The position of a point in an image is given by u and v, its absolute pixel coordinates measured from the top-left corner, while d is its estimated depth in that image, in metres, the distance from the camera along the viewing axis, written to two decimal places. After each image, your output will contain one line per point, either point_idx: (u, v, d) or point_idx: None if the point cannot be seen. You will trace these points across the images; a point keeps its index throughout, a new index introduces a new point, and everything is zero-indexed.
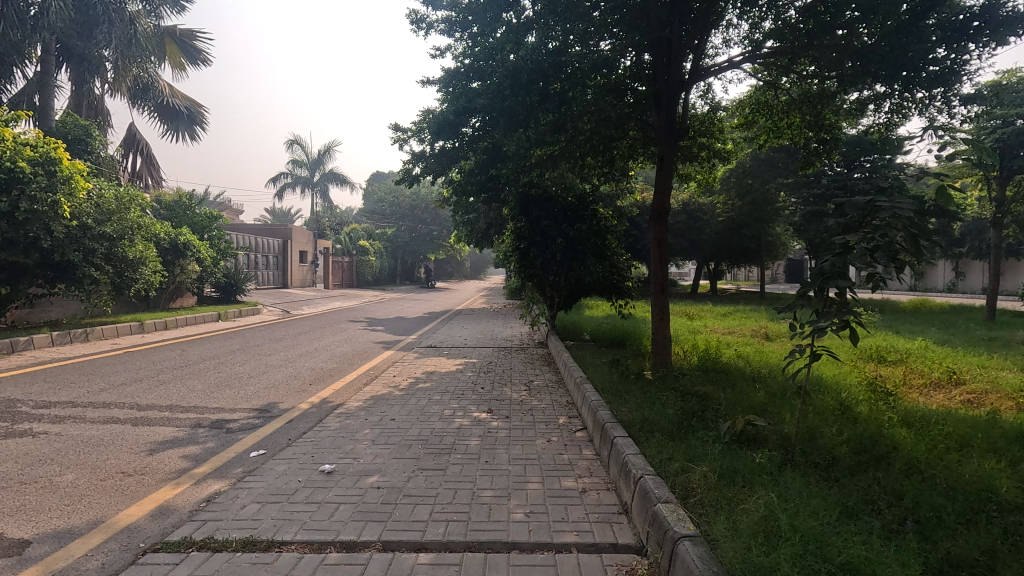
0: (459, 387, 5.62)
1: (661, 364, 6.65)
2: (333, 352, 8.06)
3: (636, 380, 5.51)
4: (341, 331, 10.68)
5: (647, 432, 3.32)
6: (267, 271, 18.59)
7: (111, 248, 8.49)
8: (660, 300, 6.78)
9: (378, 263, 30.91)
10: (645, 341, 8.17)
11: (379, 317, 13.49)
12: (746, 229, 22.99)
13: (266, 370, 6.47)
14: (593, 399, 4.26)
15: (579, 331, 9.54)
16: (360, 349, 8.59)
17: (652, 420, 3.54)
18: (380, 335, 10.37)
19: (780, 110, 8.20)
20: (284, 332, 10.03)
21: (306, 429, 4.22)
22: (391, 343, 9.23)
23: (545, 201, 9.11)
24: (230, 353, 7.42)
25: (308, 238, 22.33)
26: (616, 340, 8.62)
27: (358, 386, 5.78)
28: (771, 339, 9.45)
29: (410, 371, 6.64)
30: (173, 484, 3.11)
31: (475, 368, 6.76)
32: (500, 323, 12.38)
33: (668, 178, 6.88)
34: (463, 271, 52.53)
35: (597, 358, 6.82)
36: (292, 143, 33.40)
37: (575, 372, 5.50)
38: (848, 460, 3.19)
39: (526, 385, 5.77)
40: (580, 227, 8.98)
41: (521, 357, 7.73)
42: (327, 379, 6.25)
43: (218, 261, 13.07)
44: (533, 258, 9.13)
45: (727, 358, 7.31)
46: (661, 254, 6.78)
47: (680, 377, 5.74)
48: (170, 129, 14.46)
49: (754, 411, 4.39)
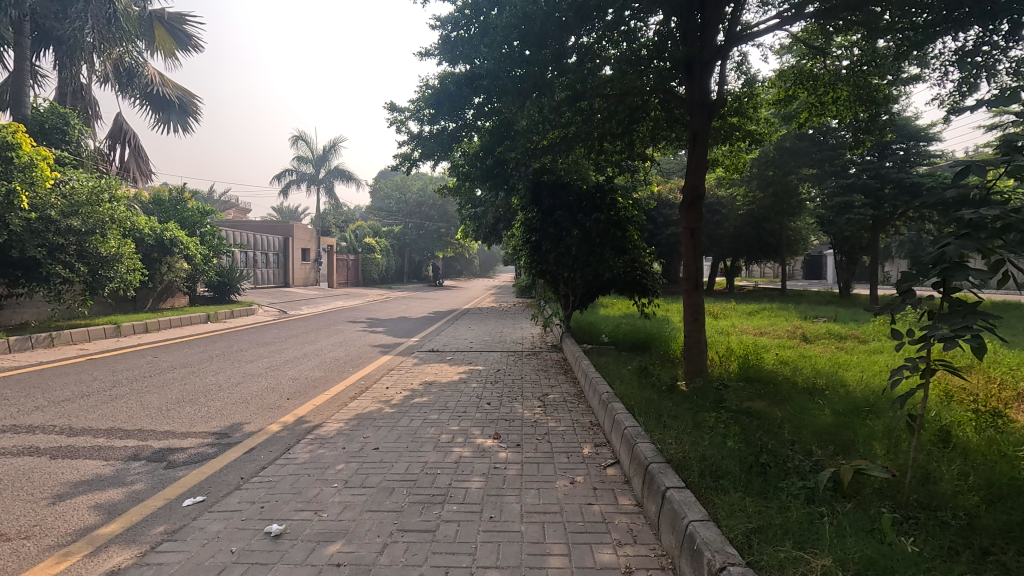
0: (461, 403, 4.76)
1: (695, 372, 5.76)
2: (323, 358, 7.23)
3: (673, 395, 4.62)
4: (338, 334, 9.86)
5: (715, 483, 2.44)
6: (267, 270, 17.87)
7: (81, 244, 7.75)
8: (695, 297, 5.86)
9: (384, 261, 30.18)
10: (673, 345, 7.26)
11: (381, 318, 12.67)
12: (767, 223, 21.92)
13: (242, 381, 5.65)
14: (627, 424, 3.37)
15: (597, 331, 8.68)
16: (355, 354, 7.75)
17: (716, 462, 2.66)
18: (379, 338, 9.55)
19: (826, 82, 7.20)
20: (275, 335, 9.24)
21: (266, 463, 3.38)
22: (390, 347, 8.41)
23: (558, 188, 8.23)
24: (206, 360, 6.61)
25: (310, 235, 21.61)
26: (640, 344, 7.75)
27: (343, 402, 4.94)
28: (811, 341, 8.52)
29: (406, 382, 5.78)
30: (60, 555, 2.27)
31: (481, 378, 5.88)
32: (510, 324, 11.49)
33: (703, 157, 5.91)
34: (472, 269, 51.73)
35: (621, 364, 5.94)
36: (297, 139, 32.83)
37: (598, 384, 4.62)
38: (1000, 521, 2.28)
39: (540, 399, 4.90)
40: (598, 216, 8.03)
41: (534, 363, 6.86)
42: (310, 391, 5.42)
43: (210, 258, 12.32)
44: (546, 253, 8.25)
45: (770, 364, 6.40)
46: (694, 245, 5.88)
47: (724, 390, 4.84)
48: (161, 119, 13.75)
49: (831, 439, 3.48)
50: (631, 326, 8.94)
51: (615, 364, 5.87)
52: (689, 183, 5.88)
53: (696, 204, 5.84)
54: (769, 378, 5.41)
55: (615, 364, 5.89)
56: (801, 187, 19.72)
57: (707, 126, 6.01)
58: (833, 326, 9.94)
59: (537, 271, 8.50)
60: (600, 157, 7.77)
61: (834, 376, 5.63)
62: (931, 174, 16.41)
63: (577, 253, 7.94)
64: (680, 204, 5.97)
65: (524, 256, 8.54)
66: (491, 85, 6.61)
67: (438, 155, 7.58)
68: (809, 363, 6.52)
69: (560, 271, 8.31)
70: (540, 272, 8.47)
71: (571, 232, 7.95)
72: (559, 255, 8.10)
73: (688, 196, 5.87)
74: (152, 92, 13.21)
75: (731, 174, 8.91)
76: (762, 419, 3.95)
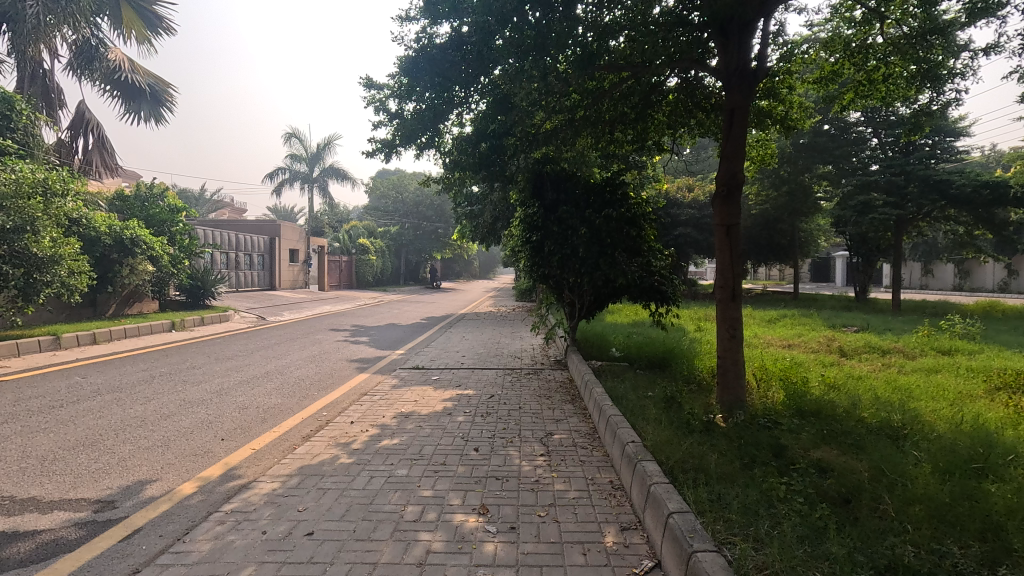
0: (441, 450, 3.69)
1: (731, 403, 4.72)
2: (287, 378, 6.16)
3: (713, 442, 3.57)
4: (315, 345, 8.78)
5: None
6: (250, 272, 16.82)
7: (11, 244, 6.72)
8: (731, 310, 4.79)
9: (379, 263, 29.17)
10: (699, 364, 6.19)
11: (367, 325, 11.61)
12: (780, 224, 20.84)
13: (174, 412, 4.59)
14: (670, 508, 2.31)
15: (606, 345, 7.62)
16: (327, 372, 6.69)
17: None
18: (361, 350, 8.47)
19: (882, 55, 6.10)
20: (242, 347, 8.17)
21: (142, 562, 2.31)
22: (369, 363, 7.34)
23: (563, 179, 7.19)
24: (144, 382, 5.55)
25: (300, 235, 20.57)
26: (657, 362, 6.70)
27: (291, 445, 3.87)
28: (851, 357, 7.45)
29: (378, 413, 4.71)
30: None
31: (469, 408, 4.81)
32: (509, 333, 10.42)
33: (742, 136, 4.81)
34: (471, 270, 50.77)
35: (640, 391, 4.89)
36: (291, 137, 31.97)
37: (618, 423, 3.58)
38: None
39: (542, 443, 3.82)
40: (608, 212, 6.93)
41: (535, 385, 5.79)
42: (255, 427, 4.35)
43: (181, 259, 11.36)
44: (548, 253, 7.19)
45: (818, 388, 5.34)
46: (731, 245, 4.79)
47: (776, 432, 3.80)
48: (129, 109, 12.73)
49: (961, 525, 2.43)
50: (645, 339, 7.89)
51: (631, 391, 4.84)
52: (723, 171, 4.83)
53: (733, 196, 4.78)
54: (827, 412, 4.36)
55: (631, 391, 4.85)
56: (817, 186, 18.64)
57: (746, 101, 4.87)
58: (870, 339, 8.87)
59: (538, 275, 7.46)
60: (609, 147, 6.77)
61: (906, 407, 4.58)
62: (959, 171, 15.34)
63: (585, 255, 6.88)
64: (713, 196, 4.91)
65: (523, 258, 7.50)
66: (489, 54, 5.63)
67: (424, 139, 6.48)
68: (863, 388, 5.46)
69: (564, 276, 7.24)
70: (542, 277, 7.39)
71: (578, 230, 6.89)
72: (563, 257, 7.06)
73: (722, 186, 4.82)
74: (121, 81, 12.23)
75: (758, 167, 7.71)
76: (843, 482, 2.91)
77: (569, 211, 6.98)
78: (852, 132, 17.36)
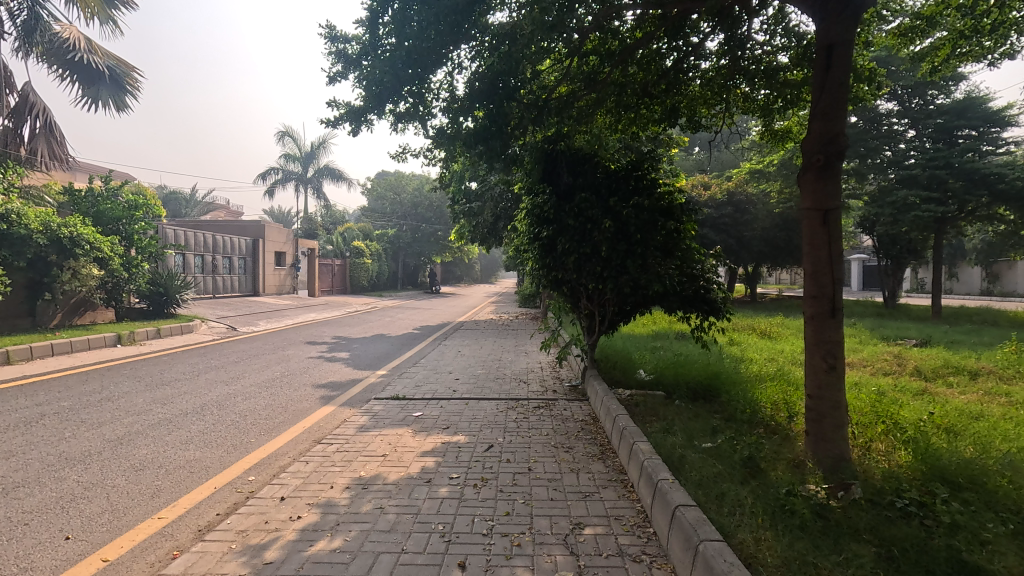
0: (403, 568, 2.28)
1: (833, 462, 3.33)
2: (223, 415, 4.74)
3: (854, 559, 2.19)
4: (280, 364, 7.37)
5: None
6: (228, 276, 15.45)
7: None
8: (827, 331, 3.38)
9: (375, 266, 27.80)
10: (760, 397, 4.81)
11: (350, 337, 10.21)
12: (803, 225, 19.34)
13: (28, 480, 3.19)
14: None
15: (632, 367, 6.28)
16: (281, 403, 5.27)
17: None
18: (334, 371, 7.04)
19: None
20: (188, 367, 6.76)
21: None
22: (339, 390, 5.92)
23: (580, 160, 5.85)
24: (24, 425, 4.16)
25: (287, 237, 19.19)
26: (701, 393, 5.26)
27: (170, 552, 2.46)
28: (941, 381, 6.01)
29: (325, 479, 3.29)
30: None
31: (457, 470, 3.38)
32: (513, 348, 8.98)
33: (843, 84, 3.37)
34: (471, 274, 49.36)
35: (699, 447, 3.50)
36: (283, 135, 30.84)
37: (695, 527, 2.19)
38: None
39: (569, 551, 2.42)
40: (633, 199, 5.49)
41: (548, 427, 4.35)
42: (137, 505, 2.94)
43: (137, 261, 10.04)
44: (564, 251, 5.67)
45: (939, 433, 3.93)
46: (829, 238, 3.37)
47: (942, 534, 2.40)
48: (87, 94, 11.38)
49: None
50: (679, 363, 6.45)
51: (687, 448, 3.44)
52: (813, 137, 3.44)
53: (831, 171, 3.38)
54: (989, 484, 2.95)
55: (687, 447, 3.45)
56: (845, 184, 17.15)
57: (852, 31, 3.41)
58: (948, 355, 7.40)
59: (550, 280, 5.99)
60: (627, 121, 6.22)
61: None
62: (1009, 164, 13.82)
63: (611, 255, 5.43)
64: (801, 170, 3.50)
65: (534, 263, 5.95)
66: None
67: (403, 106, 4.91)
68: (995, 433, 4.04)
69: (583, 279, 5.77)
70: (553, 282, 5.97)
71: (599, 223, 5.40)
72: (584, 257, 5.59)
73: (814, 157, 3.41)
74: (78, 61, 10.91)
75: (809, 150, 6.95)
76: None
77: (588, 197, 5.49)
78: (882, 123, 15.94)
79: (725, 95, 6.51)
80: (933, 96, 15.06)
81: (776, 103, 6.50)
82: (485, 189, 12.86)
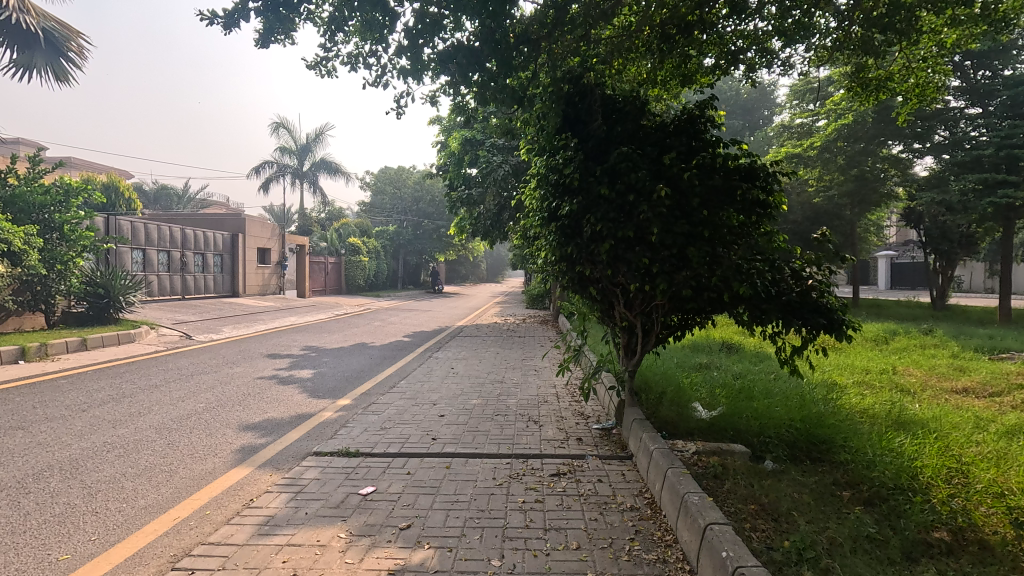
0: None
1: None
2: (61, 493, 3.00)
3: None
4: (214, 389, 5.64)
5: None
6: (200, 275, 13.80)
7: None
8: None
9: (372, 265, 26.15)
10: (911, 467, 3.04)
11: (323, 348, 8.48)
12: (839, 218, 17.52)
13: None
14: None
15: (685, 404, 4.52)
16: (171, 463, 3.52)
17: None
18: (280, 402, 5.26)
19: None
20: (81, 396, 5.02)
21: None
22: (272, 436, 4.19)
23: (617, 102, 4.00)
24: None
25: (271, 232, 17.46)
26: (801, 448, 3.53)
27: None
28: None
29: None
30: None
31: None
32: (520, 364, 7.16)
33: None
34: (476, 273, 47.74)
35: None
36: (278, 127, 29.29)
37: None
38: None
39: None
40: (694, 157, 3.72)
41: (578, 530, 2.55)
42: None
43: (67, 257, 8.35)
44: (594, 233, 3.81)
45: None
46: None
47: None
48: (23, 61, 9.76)
49: None
50: (749, 399, 4.69)
51: None
52: None
53: None
54: None
55: None
56: (892, 172, 15.24)
57: None
58: None
59: (572, 276, 4.17)
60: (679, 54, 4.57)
61: None
62: None
63: (665, 237, 3.62)
64: None
65: (550, 254, 4.03)
66: None
67: None
68: None
69: (619, 274, 3.91)
70: (575, 279, 4.18)
71: (648, 192, 3.59)
72: (623, 242, 3.77)
73: None
74: (6, 21, 9.24)
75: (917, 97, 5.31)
76: None
77: (630, 153, 3.68)
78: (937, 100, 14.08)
79: (810, 22, 4.83)
80: (1002, 67, 13.16)
81: (885, 30, 4.76)
82: (486, 174, 11.07)
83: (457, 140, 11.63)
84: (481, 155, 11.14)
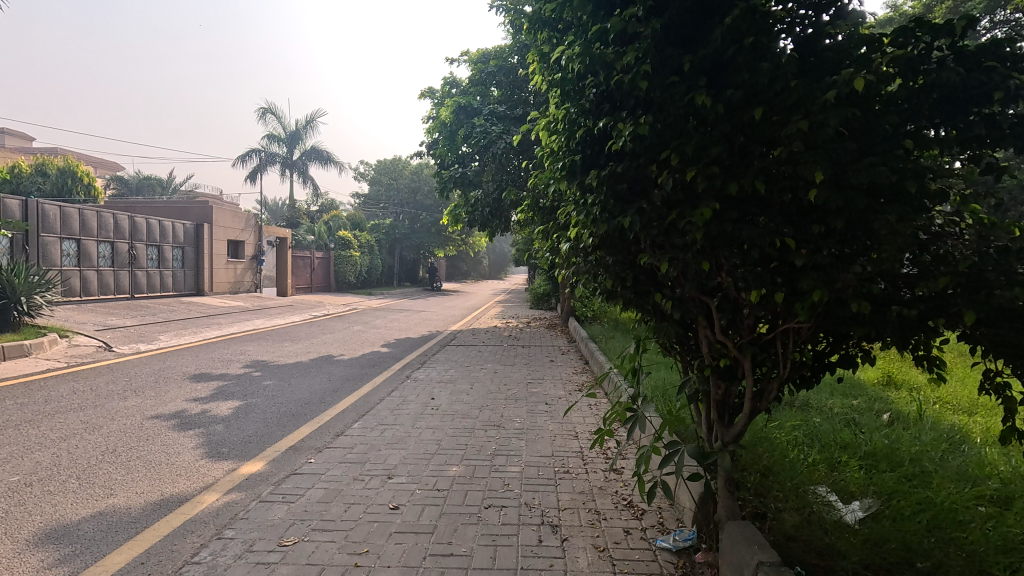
0: None
1: None
2: None
3: None
4: (67, 440, 3.76)
5: None
6: (154, 270, 11.94)
7: None
8: None
9: (365, 260, 24.29)
10: None
11: (271, 365, 6.60)
12: None
13: None
14: None
15: (806, 494, 2.67)
16: None
17: None
18: (151, 467, 3.36)
19: None
20: None
21: None
22: (79, 562, 2.30)
23: None
24: None
25: (246, 222, 15.54)
26: None
27: None
28: None
29: None
30: None
31: None
32: (525, 394, 5.23)
33: None
34: (477, 270, 45.86)
35: None
36: (266, 113, 27.40)
37: None
38: None
39: None
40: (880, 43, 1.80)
41: None
42: None
43: None
44: (681, 188, 1.94)
45: None
46: None
47: None
48: None
49: None
50: (905, 479, 2.86)
51: None
52: None
53: None
54: None
55: None
56: None
57: None
58: None
59: (624, 273, 2.29)
60: None
61: None
62: None
63: (835, 197, 1.75)
64: None
65: (588, 230, 2.13)
66: None
67: None
68: None
69: (722, 270, 2.03)
70: (627, 279, 2.27)
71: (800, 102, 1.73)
72: (735, 208, 1.92)
73: None
74: None
75: None
76: None
77: (756, 23, 1.80)
78: None
79: None
80: None
81: None
82: (484, 147, 9.18)
83: (449, 110, 9.77)
84: (478, 124, 9.27)
